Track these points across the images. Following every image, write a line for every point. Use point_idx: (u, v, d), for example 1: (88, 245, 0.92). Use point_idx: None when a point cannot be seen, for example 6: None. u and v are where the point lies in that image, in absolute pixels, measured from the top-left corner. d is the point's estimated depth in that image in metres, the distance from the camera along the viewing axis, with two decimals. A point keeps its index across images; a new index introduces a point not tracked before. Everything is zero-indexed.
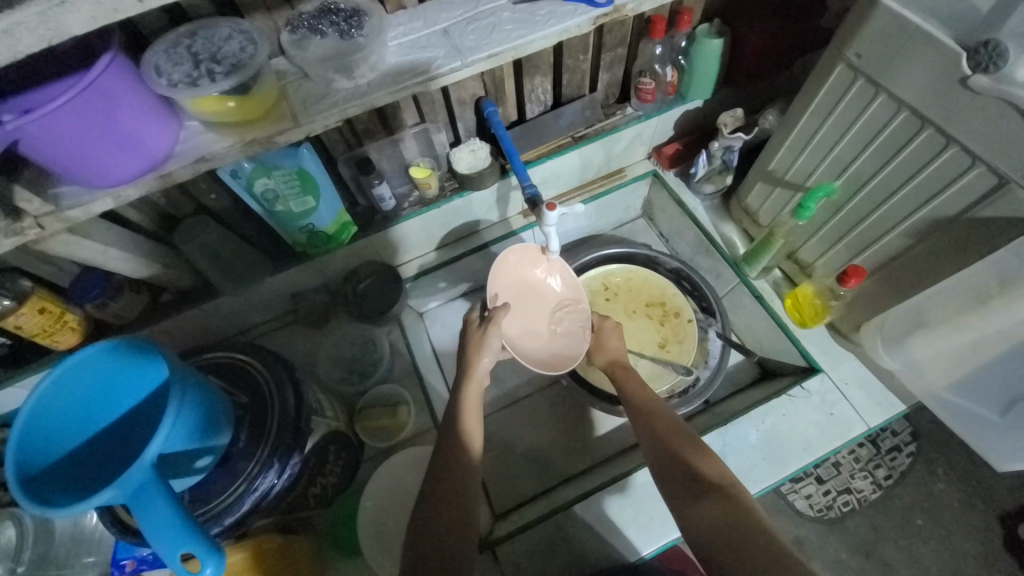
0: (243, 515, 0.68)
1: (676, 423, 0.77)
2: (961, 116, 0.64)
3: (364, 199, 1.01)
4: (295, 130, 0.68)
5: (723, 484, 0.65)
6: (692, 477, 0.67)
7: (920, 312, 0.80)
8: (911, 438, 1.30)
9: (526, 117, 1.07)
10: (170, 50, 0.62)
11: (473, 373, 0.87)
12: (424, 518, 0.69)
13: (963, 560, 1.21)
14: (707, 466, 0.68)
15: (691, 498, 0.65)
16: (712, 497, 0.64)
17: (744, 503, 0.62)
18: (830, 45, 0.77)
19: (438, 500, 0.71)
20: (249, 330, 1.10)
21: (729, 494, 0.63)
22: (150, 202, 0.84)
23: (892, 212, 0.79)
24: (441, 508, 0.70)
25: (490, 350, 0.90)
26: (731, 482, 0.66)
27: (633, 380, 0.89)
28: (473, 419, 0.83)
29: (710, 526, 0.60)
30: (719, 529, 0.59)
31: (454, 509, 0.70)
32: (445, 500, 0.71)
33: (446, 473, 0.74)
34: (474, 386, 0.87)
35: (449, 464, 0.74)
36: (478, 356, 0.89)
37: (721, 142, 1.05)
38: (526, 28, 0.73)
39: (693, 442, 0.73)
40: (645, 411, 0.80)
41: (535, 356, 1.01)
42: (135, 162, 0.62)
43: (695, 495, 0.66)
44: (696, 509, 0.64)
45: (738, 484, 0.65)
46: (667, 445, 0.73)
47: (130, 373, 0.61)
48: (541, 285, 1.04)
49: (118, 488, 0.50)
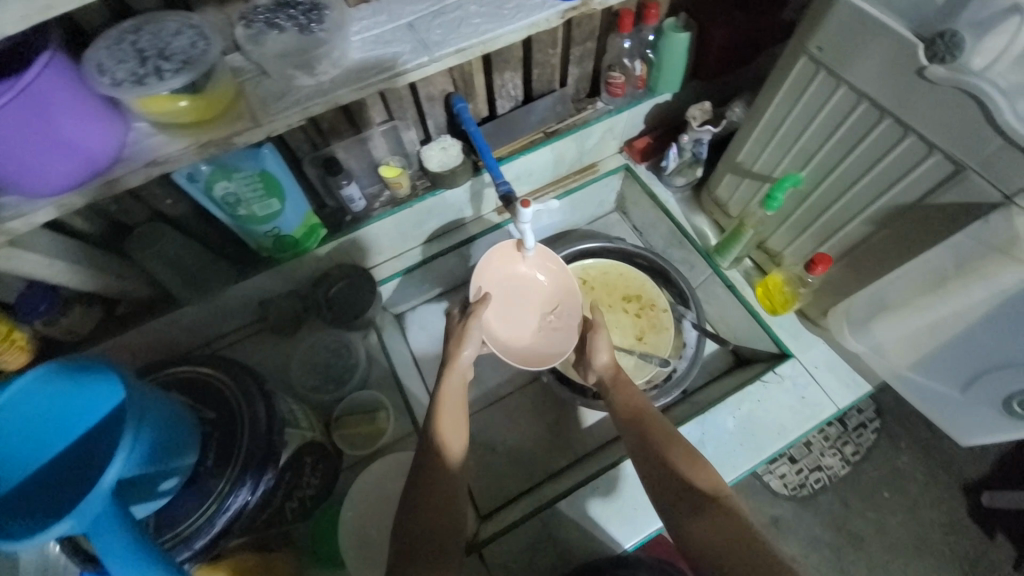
0: (215, 536, 0.65)
1: (666, 428, 0.78)
2: (917, 108, 0.66)
3: (332, 199, 0.98)
4: (254, 130, 0.64)
5: (718, 496, 0.67)
6: (689, 489, 0.69)
7: (882, 297, 0.84)
8: (875, 415, 1.36)
9: (497, 113, 1.05)
10: (113, 46, 0.58)
11: (454, 369, 0.86)
12: (412, 521, 0.69)
13: (928, 528, 1.28)
14: (701, 476, 0.70)
15: (685, 511, 0.67)
16: (709, 510, 0.65)
17: (736, 515, 0.64)
18: (793, 38, 0.78)
19: (428, 504, 0.71)
20: (215, 339, 1.05)
21: (728, 505, 0.65)
22: (100, 209, 0.79)
23: (854, 200, 0.82)
24: (428, 510, 0.70)
25: (473, 341, 0.89)
26: (727, 495, 0.67)
27: (622, 382, 0.89)
28: (455, 413, 0.81)
29: (709, 540, 0.62)
30: (714, 543, 0.61)
31: (443, 511, 0.70)
32: (436, 503, 0.71)
33: (434, 477, 0.73)
34: (455, 381, 0.85)
35: (436, 465, 0.74)
36: (460, 347, 0.88)
37: (690, 135, 1.06)
38: (494, 22, 0.71)
39: (688, 450, 0.74)
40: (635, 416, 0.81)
41: (517, 351, 1.00)
42: (79, 168, 0.58)
43: (688, 508, 0.67)
44: (690, 520, 0.65)
45: (727, 493, 0.68)
46: (660, 454, 0.74)
47: (80, 394, 0.56)
48: (523, 278, 1.04)
49: (74, 520, 0.46)
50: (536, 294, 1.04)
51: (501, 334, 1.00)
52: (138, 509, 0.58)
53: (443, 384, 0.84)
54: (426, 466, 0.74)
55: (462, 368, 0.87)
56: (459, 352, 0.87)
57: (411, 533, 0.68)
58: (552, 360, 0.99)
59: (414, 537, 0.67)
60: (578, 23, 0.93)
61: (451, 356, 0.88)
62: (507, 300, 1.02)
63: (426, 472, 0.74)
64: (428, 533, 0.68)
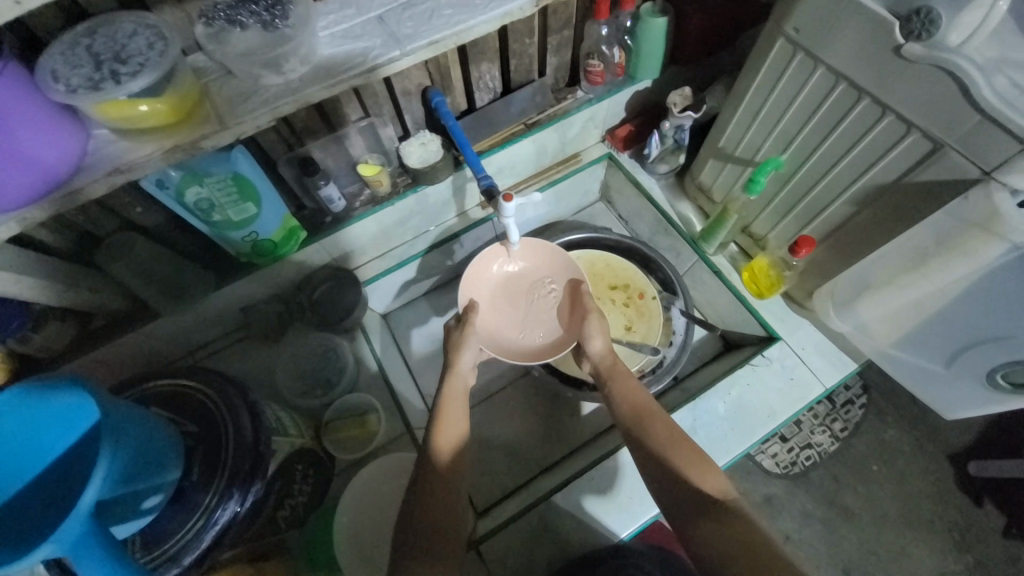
0: (204, 551, 0.64)
1: (670, 428, 0.77)
2: (896, 86, 0.66)
3: (310, 200, 0.96)
4: (222, 133, 0.62)
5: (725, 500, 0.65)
6: (698, 493, 0.67)
7: (865, 277, 0.84)
8: (861, 391, 1.39)
9: (475, 105, 1.03)
10: (67, 51, 0.55)
11: (454, 375, 0.85)
12: (412, 520, 0.68)
13: (916, 499, 1.31)
14: (706, 480, 0.69)
15: (692, 515, 0.65)
16: (717, 514, 0.63)
17: (743, 517, 0.62)
18: (769, 20, 0.77)
19: (428, 504, 0.70)
20: (198, 348, 1.03)
21: (736, 508, 0.64)
22: (66, 221, 0.76)
23: (835, 182, 0.82)
24: (429, 509, 0.69)
25: (469, 346, 0.88)
26: (734, 499, 0.66)
27: (626, 382, 0.87)
28: (456, 414, 0.80)
29: (719, 544, 0.60)
30: (724, 549, 0.59)
31: (443, 508, 0.70)
32: (434, 503, 0.70)
33: (430, 478, 0.72)
34: (456, 389, 0.84)
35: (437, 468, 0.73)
36: (456, 355, 0.87)
37: (672, 121, 1.05)
38: (466, 12, 0.69)
39: (696, 454, 0.73)
40: (638, 418, 0.80)
41: (517, 350, 1.00)
42: (38, 181, 0.55)
43: (694, 512, 0.65)
44: (698, 524, 0.64)
45: (732, 497, 0.66)
46: (665, 458, 0.73)
47: (50, 416, 0.54)
48: (513, 276, 1.03)
49: (54, 543, 0.45)
50: (528, 292, 1.03)
51: (497, 336, 0.99)
52: (120, 529, 0.57)
53: (444, 390, 0.84)
54: (425, 469, 0.74)
55: (461, 374, 0.86)
56: (457, 360, 0.87)
57: (409, 532, 0.67)
58: (555, 354, 0.98)
59: (414, 536, 0.67)
60: (553, 11, 0.91)
61: (451, 363, 0.87)
62: (499, 301, 1.02)
63: (426, 474, 0.73)
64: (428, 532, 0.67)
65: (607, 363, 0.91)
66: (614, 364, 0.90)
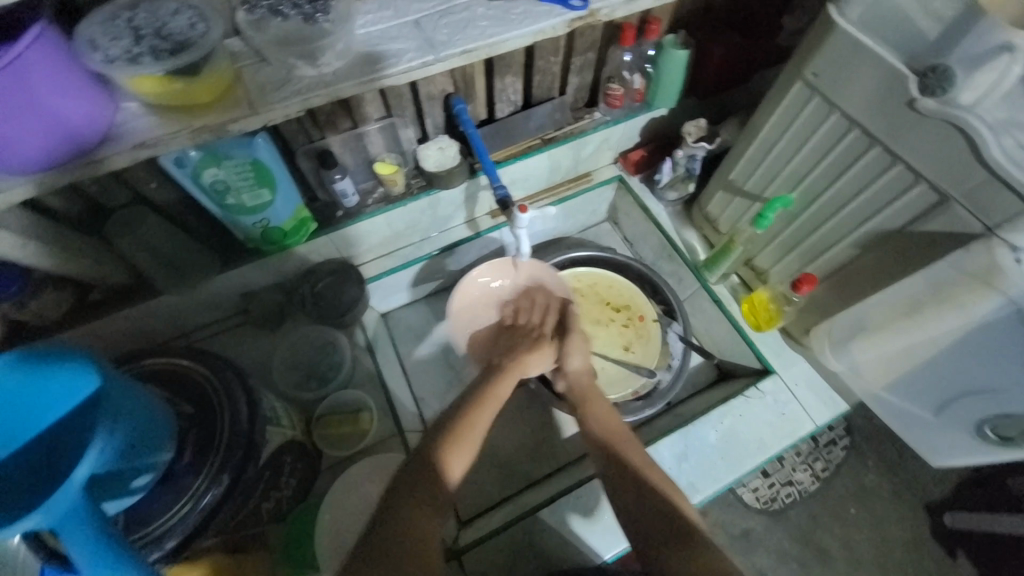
0: (187, 538, 0.62)
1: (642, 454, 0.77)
2: (907, 138, 0.69)
3: (323, 193, 0.96)
4: (251, 117, 0.63)
5: (688, 532, 0.65)
6: (673, 523, 0.66)
7: (862, 319, 0.86)
8: (845, 432, 1.40)
9: (495, 116, 1.04)
10: (107, 22, 0.56)
11: (493, 396, 0.83)
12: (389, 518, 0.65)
13: (892, 545, 1.31)
14: (673, 508, 0.69)
15: (659, 545, 0.65)
16: (683, 547, 0.63)
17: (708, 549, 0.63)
18: (790, 62, 0.80)
19: (403, 508, 0.66)
20: (193, 330, 1.02)
21: (706, 539, 0.64)
22: (78, 189, 0.76)
23: (840, 226, 0.84)
24: (409, 503, 0.67)
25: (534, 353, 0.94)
26: (703, 531, 0.67)
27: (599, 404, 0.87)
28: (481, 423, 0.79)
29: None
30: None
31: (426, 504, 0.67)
32: (415, 501, 0.67)
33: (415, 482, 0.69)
34: (490, 404, 0.81)
35: (429, 472, 0.70)
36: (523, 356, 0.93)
37: (685, 150, 1.08)
38: (501, 26, 0.71)
39: (668, 483, 0.73)
40: (611, 436, 0.80)
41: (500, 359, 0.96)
42: (64, 147, 0.55)
43: (659, 541, 0.65)
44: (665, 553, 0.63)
45: (698, 531, 0.66)
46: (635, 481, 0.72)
47: (48, 382, 0.53)
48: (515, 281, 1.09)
49: (43, 514, 0.44)
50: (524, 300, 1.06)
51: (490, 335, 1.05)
52: (106, 505, 0.56)
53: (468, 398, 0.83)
54: (414, 474, 0.70)
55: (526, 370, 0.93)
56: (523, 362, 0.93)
57: (387, 527, 0.64)
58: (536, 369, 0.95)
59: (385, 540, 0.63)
60: (581, 33, 0.93)
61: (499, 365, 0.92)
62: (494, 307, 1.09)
63: (411, 478, 0.69)
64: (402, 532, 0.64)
65: (582, 381, 0.93)
66: (590, 386, 0.92)
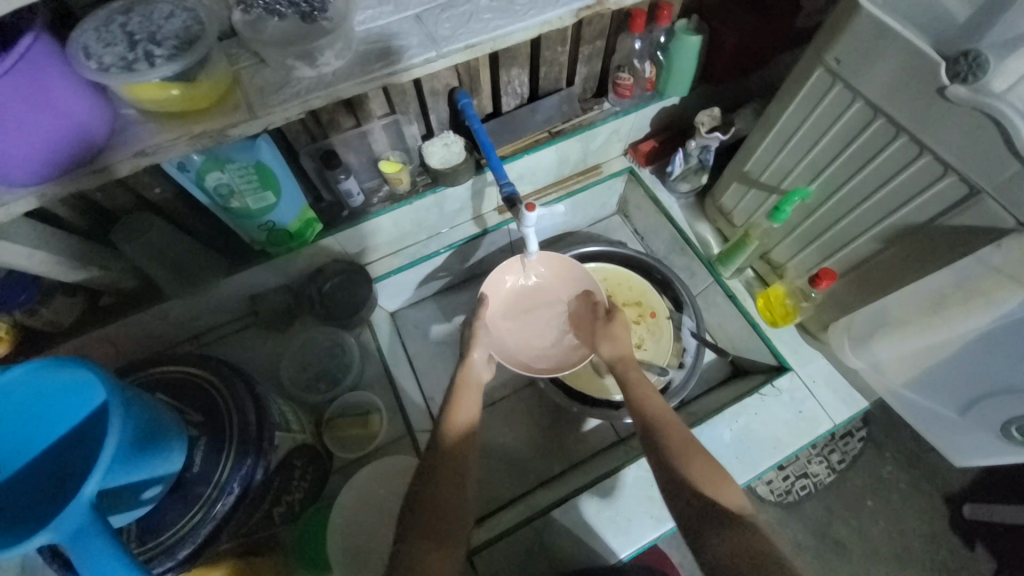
0: (200, 546, 0.63)
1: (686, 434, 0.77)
2: (936, 127, 0.65)
3: (329, 193, 0.95)
4: (250, 122, 0.61)
5: (731, 513, 0.64)
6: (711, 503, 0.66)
7: (883, 314, 0.83)
8: (862, 424, 1.37)
9: (501, 110, 1.01)
10: (101, 28, 0.54)
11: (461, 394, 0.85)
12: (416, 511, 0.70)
13: (910, 538, 1.29)
14: (712, 491, 0.68)
15: (702, 523, 0.64)
16: (723, 526, 0.62)
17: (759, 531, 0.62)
18: (810, 48, 0.76)
19: (437, 500, 0.71)
20: (203, 332, 1.02)
21: (747, 523, 0.63)
22: (83, 196, 0.75)
23: (861, 218, 0.81)
24: (435, 493, 0.72)
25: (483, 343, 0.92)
26: (748, 516, 0.65)
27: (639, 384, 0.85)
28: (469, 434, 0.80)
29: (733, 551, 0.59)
30: (732, 559, 0.58)
31: (448, 494, 0.72)
32: (442, 495, 0.72)
33: (434, 475, 0.74)
34: (468, 398, 0.85)
35: (448, 470, 0.74)
36: (471, 350, 0.91)
37: (698, 141, 1.04)
38: (505, 18, 0.68)
39: (706, 464, 0.72)
40: (650, 410, 0.80)
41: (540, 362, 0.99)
42: (61, 157, 0.55)
43: (705, 518, 0.65)
44: (714, 529, 0.63)
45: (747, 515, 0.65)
46: (681, 458, 0.72)
47: (54, 396, 0.53)
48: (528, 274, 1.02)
49: (53, 531, 0.44)
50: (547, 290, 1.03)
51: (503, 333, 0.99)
52: (117, 517, 0.56)
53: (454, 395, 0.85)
54: (419, 509, 0.71)
55: (476, 365, 0.90)
56: (471, 355, 0.91)
57: (419, 522, 0.69)
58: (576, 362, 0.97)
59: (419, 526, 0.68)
60: (588, 21, 0.90)
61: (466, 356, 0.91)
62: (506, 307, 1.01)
63: (431, 472, 0.74)
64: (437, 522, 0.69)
65: (619, 361, 0.90)
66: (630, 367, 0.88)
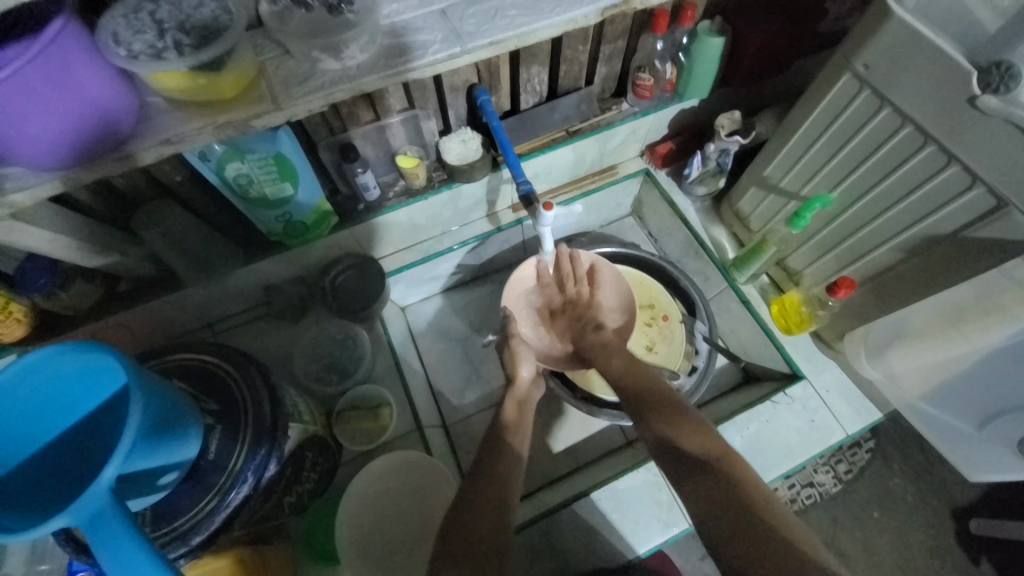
0: (213, 532, 0.64)
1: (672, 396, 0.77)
2: (966, 136, 0.64)
3: (345, 186, 0.95)
4: (275, 113, 0.62)
5: (718, 462, 0.63)
6: (689, 458, 0.65)
7: (903, 325, 0.83)
8: (870, 435, 1.36)
9: (519, 108, 1.01)
10: (130, 15, 0.55)
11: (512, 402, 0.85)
12: (453, 541, 0.63)
13: (915, 550, 1.28)
14: (698, 444, 0.66)
15: (688, 473, 0.63)
16: (708, 474, 0.61)
17: (747, 476, 0.61)
18: (837, 53, 0.75)
19: (483, 493, 0.68)
20: (217, 321, 1.03)
21: (733, 468, 0.62)
22: (105, 183, 0.76)
23: (884, 227, 0.80)
24: (475, 518, 0.65)
25: (527, 359, 0.89)
26: (726, 458, 0.64)
27: (628, 374, 0.85)
28: (523, 434, 0.81)
29: (713, 504, 0.58)
30: (717, 511, 0.57)
31: (488, 519, 0.66)
32: (487, 498, 0.68)
33: (475, 500, 0.68)
34: (515, 404, 0.86)
35: (494, 463, 0.73)
36: (517, 368, 0.88)
37: (717, 144, 1.03)
38: (531, 15, 0.68)
39: (686, 420, 0.71)
40: (636, 382, 0.81)
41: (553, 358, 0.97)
42: (88, 142, 0.55)
43: (691, 468, 0.63)
44: (699, 477, 0.61)
45: (733, 456, 0.64)
46: (665, 418, 0.72)
47: (76, 379, 0.53)
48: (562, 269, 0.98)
49: (69, 515, 0.45)
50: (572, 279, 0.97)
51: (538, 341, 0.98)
52: (134, 502, 0.57)
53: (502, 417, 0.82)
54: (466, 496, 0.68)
55: (524, 381, 0.88)
56: (517, 373, 0.88)
57: (455, 529, 0.64)
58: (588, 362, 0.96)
59: (455, 553, 0.61)
60: (611, 20, 0.88)
61: (512, 376, 0.89)
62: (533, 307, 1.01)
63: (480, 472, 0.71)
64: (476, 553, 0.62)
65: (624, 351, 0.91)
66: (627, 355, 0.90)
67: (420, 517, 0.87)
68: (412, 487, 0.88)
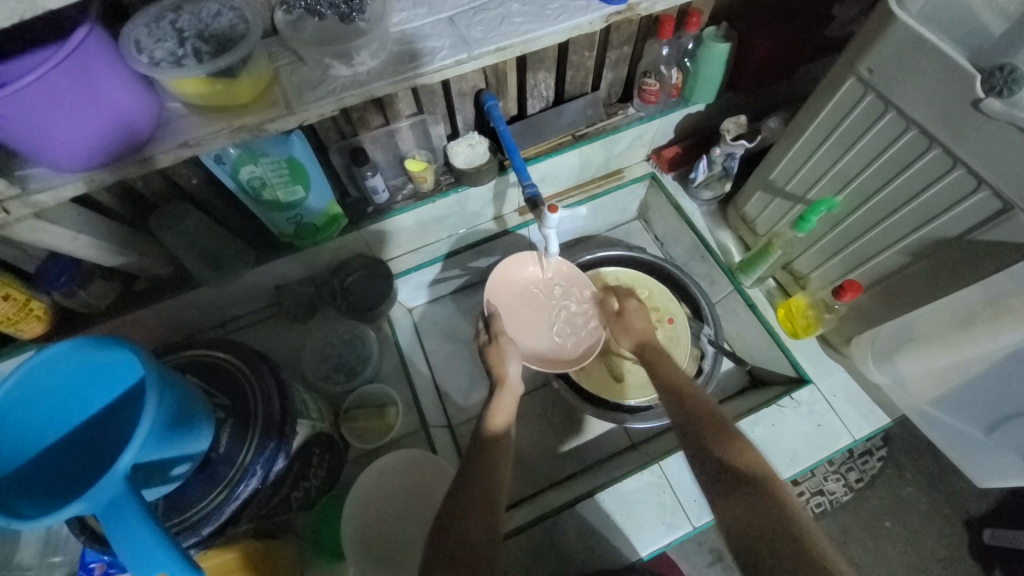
0: (222, 524, 0.65)
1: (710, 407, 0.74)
2: (972, 140, 0.64)
3: (355, 189, 0.97)
4: (288, 117, 0.64)
5: (754, 479, 0.61)
6: (726, 469, 0.63)
7: (910, 329, 0.83)
8: (882, 443, 1.34)
9: (526, 112, 1.02)
10: (152, 24, 0.57)
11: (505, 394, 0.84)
12: (446, 537, 0.63)
13: (927, 560, 1.25)
14: (739, 458, 0.64)
15: (727, 492, 0.61)
16: (750, 491, 0.59)
17: (785, 498, 0.58)
18: (842, 57, 0.75)
19: (473, 484, 0.70)
20: (229, 320, 1.05)
21: (770, 486, 0.60)
22: (125, 184, 0.79)
23: (891, 229, 0.80)
24: (469, 513, 0.66)
25: (514, 358, 0.88)
26: (767, 477, 0.62)
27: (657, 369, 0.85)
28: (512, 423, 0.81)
29: (749, 522, 0.57)
30: (755, 530, 0.56)
31: (479, 517, 0.66)
32: (479, 488, 0.69)
33: (467, 502, 0.67)
34: (508, 392, 0.85)
35: (485, 456, 0.74)
36: (504, 365, 0.87)
37: (722, 149, 1.04)
38: (536, 22, 0.69)
39: (728, 432, 0.69)
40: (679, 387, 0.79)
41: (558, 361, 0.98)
42: (109, 144, 0.57)
43: (730, 486, 0.62)
44: (736, 499, 0.60)
45: (777, 480, 0.61)
46: (706, 430, 0.70)
47: (98, 371, 0.56)
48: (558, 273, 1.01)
49: (87, 501, 0.46)
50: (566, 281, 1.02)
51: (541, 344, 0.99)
52: (149, 491, 0.59)
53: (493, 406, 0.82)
54: (460, 487, 0.69)
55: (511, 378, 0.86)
56: (504, 371, 0.86)
57: (457, 499, 0.68)
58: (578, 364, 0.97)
59: (451, 553, 0.61)
60: (617, 26, 0.90)
61: (498, 377, 0.87)
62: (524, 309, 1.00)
63: (473, 464, 0.72)
64: (469, 555, 0.61)
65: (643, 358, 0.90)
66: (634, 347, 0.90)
67: (422, 518, 0.88)
68: (414, 487, 0.89)
